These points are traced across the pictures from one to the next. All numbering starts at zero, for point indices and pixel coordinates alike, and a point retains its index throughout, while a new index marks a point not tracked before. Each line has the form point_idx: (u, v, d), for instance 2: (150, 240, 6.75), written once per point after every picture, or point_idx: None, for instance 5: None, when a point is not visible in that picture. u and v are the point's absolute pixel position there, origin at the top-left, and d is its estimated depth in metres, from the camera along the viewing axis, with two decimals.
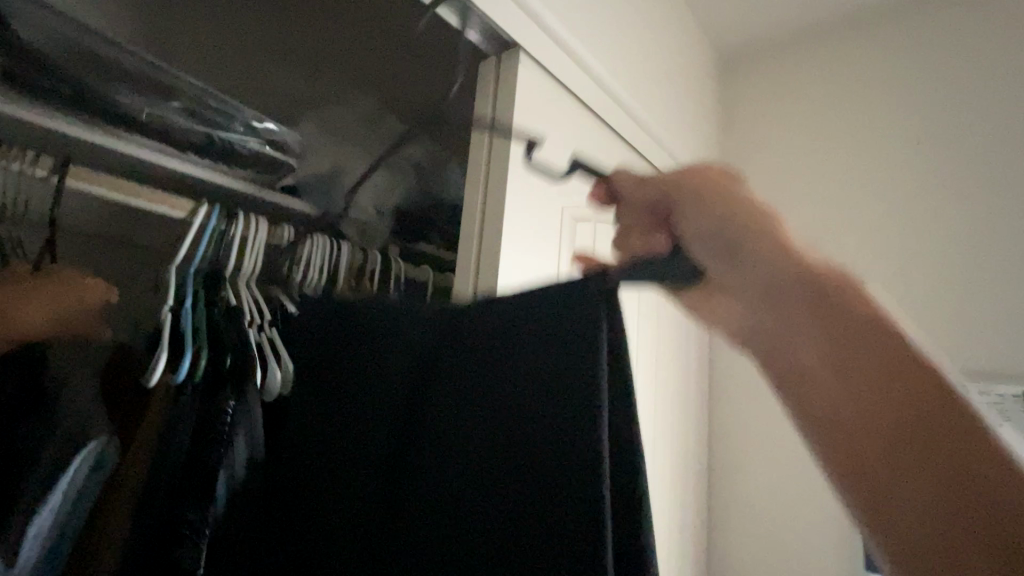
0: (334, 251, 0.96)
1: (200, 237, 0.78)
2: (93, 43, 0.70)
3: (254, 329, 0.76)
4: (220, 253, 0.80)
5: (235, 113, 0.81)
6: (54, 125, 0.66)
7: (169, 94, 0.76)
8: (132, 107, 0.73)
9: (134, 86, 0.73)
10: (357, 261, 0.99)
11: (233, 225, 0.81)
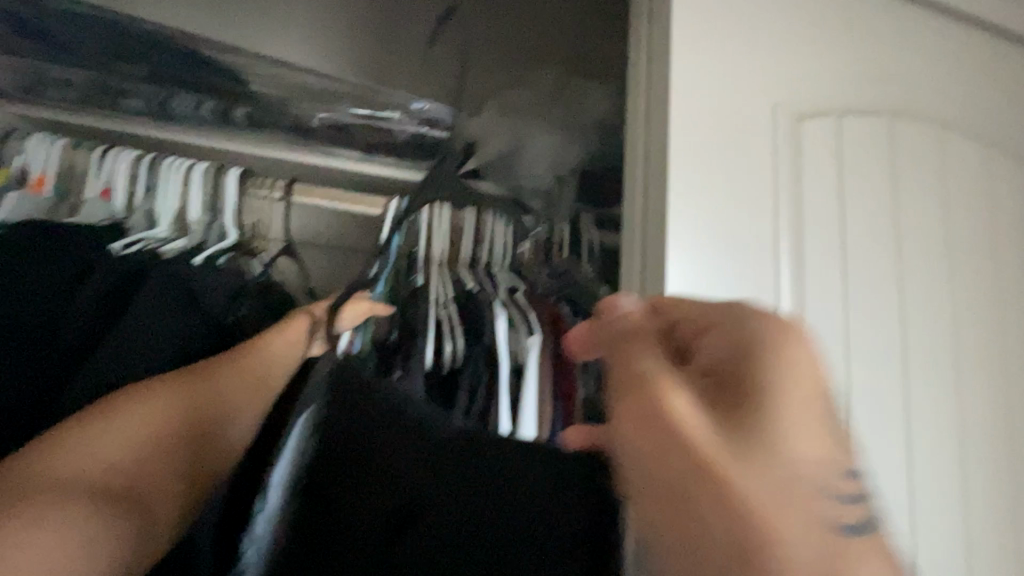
0: (516, 226, 0.93)
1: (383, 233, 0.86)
2: (291, 75, 0.79)
3: (437, 303, 0.76)
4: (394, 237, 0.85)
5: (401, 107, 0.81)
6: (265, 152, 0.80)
7: (329, 89, 0.80)
8: (307, 114, 0.80)
9: (304, 92, 0.79)
10: (541, 236, 0.95)
11: (418, 214, 0.88)
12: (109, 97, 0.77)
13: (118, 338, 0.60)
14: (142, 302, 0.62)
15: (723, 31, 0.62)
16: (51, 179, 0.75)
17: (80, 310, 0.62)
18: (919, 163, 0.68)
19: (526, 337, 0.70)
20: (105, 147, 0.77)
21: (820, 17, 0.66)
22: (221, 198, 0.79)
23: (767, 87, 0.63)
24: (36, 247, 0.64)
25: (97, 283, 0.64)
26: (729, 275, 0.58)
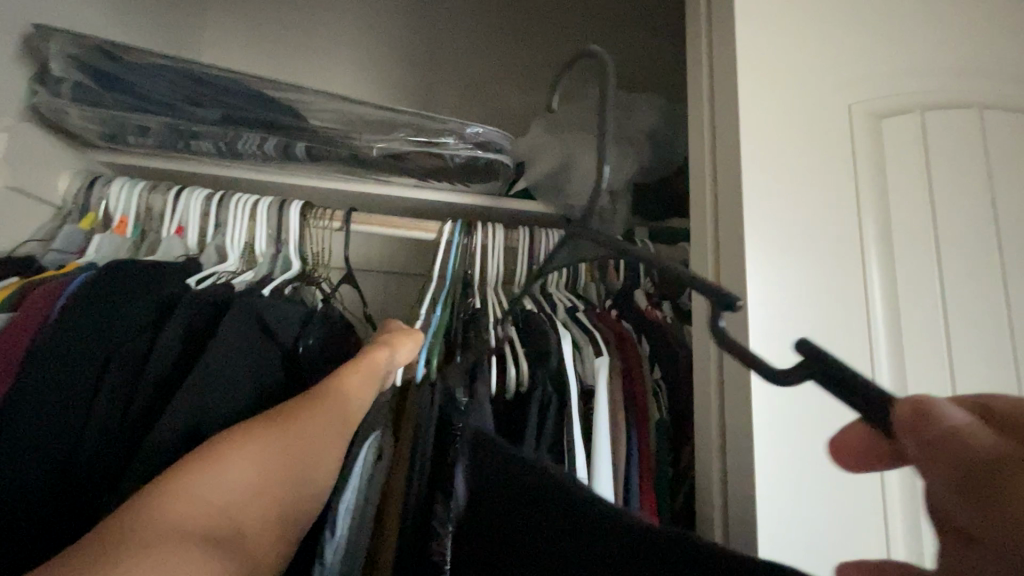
0: None
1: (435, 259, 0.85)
2: (346, 109, 0.79)
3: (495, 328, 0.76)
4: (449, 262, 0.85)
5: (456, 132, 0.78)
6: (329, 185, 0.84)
7: (384, 120, 0.79)
8: (366, 145, 0.79)
9: (362, 125, 0.79)
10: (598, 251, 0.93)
11: (472, 237, 0.89)
12: (180, 142, 0.79)
13: (210, 376, 0.58)
14: (226, 336, 0.61)
15: (790, 33, 0.60)
16: (132, 221, 0.79)
17: (166, 348, 0.60)
18: (1019, 158, 0.63)
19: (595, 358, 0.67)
20: (181, 189, 0.81)
21: (893, 8, 0.63)
22: (286, 229, 0.82)
23: (842, 88, 0.60)
24: (129, 284, 0.65)
25: (183, 317, 0.63)
26: (816, 289, 0.55)
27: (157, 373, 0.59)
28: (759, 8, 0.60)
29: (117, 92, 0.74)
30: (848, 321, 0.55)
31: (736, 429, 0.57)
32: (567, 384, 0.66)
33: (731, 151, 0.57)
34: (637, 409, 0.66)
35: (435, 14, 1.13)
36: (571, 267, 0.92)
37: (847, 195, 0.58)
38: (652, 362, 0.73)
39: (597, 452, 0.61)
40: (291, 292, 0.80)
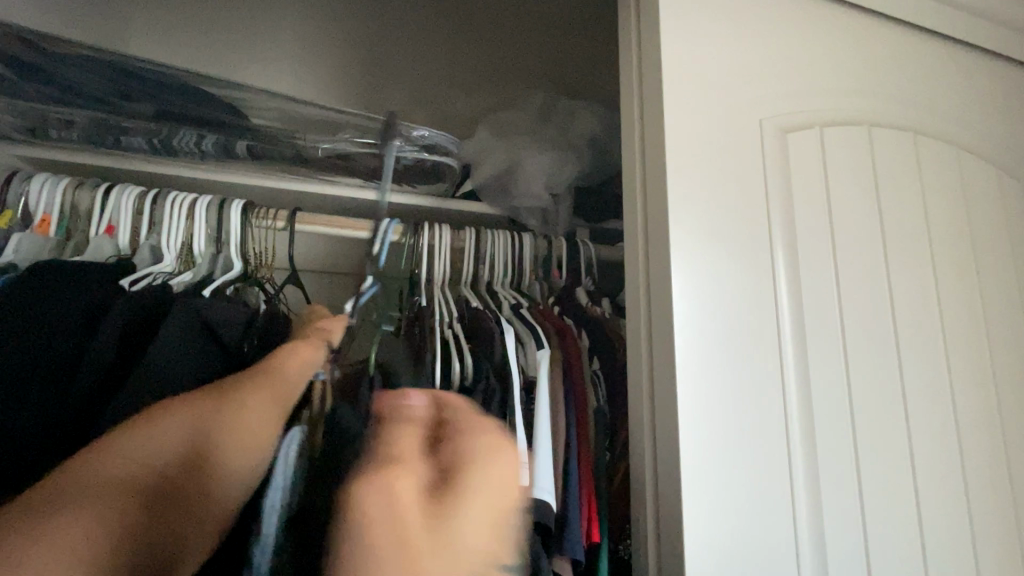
0: (516, 244, 0.96)
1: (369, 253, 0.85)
2: (290, 106, 0.78)
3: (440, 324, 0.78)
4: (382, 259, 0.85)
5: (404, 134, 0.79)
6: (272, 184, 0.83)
7: (333, 121, 0.79)
8: (312, 144, 0.80)
9: (309, 125, 0.79)
10: (541, 251, 0.97)
11: (419, 237, 0.91)
12: (110, 137, 0.76)
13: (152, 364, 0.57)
14: (169, 326, 0.61)
15: (710, 53, 0.66)
16: (55, 219, 0.75)
17: (103, 344, 0.58)
18: (898, 166, 0.72)
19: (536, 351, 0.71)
20: (111, 185, 0.78)
21: (797, 36, 0.71)
22: (226, 226, 0.81)
23: (753, 105, 0.67)
24: (61, 282, 0.63)
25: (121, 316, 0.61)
26: (735, 284, 0.61)
27: (94, 368, 0.56)
28: (683, 30, 0.65)
29: (39, 82, 0.70)
30: (760, 310, 0.61)
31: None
32: (509, 374, 0.68)
33: (657, 162, 0.62)
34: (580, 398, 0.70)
35: (379, 15, 1.14)
36: (519, 264, 0.96)
37: (758, 197, 0.64)
38: (592, 354, 0.77)
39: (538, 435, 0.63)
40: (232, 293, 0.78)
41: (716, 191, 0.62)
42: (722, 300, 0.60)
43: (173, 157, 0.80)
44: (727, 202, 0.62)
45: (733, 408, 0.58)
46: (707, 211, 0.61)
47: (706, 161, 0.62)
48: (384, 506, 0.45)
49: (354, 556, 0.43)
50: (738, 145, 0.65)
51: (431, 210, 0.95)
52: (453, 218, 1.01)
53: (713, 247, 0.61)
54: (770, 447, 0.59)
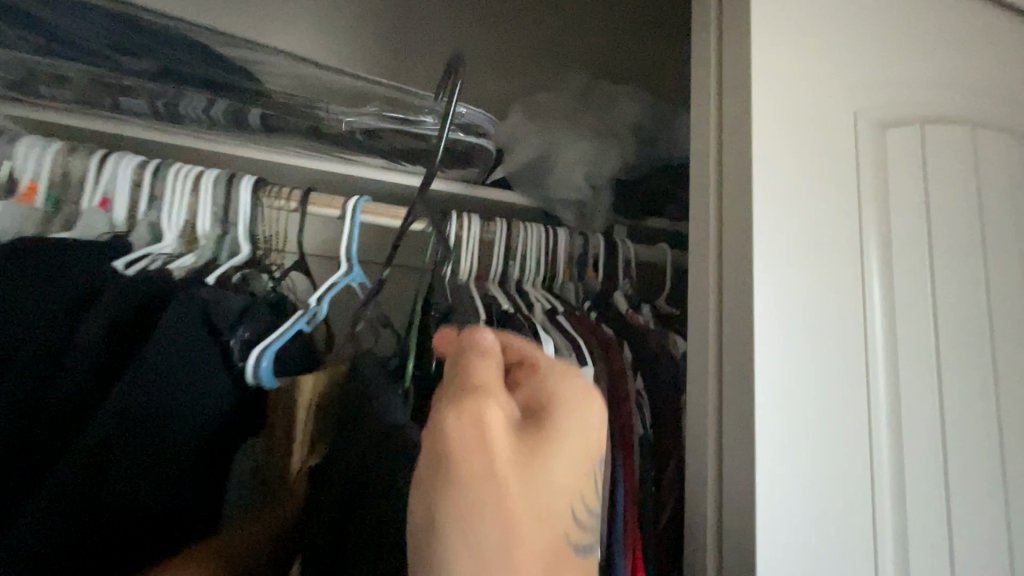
0: (550, 240, 0.87)
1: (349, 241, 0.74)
2: (306, 69, 0.68)
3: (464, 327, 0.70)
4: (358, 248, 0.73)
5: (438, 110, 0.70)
6: (285, 159, 0.75)
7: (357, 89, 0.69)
8: (334, 117, 0.70)
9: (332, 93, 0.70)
10: (576, 247, 0.88)
11: (446, 227, 0.82)
12: (107, 98, 0.67)
13: (130, 395, 0.46)
14: (161, 341, 0.49)
15: (801, 32, 0.56)
16: (44, 187, 0.66)
17: (90, 339, 0.50)
18: (1004, 172, 0.63)
19: (578, 365, 0.62)
20: (107, 152, 0.69)
21: (901, 18, 0.61)
22: (236, 206, 0.72)
23: (847, 93, 0.57)
24: (45, 266, 0.54)
25: (107, 309, 0.52)
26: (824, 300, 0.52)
27: (83, 368, 0.49)
28: (774, 5, 0.55)
29: (18, 24, 0.60)
30: (850, 332, 0.53)
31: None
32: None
33: (741, 156, 0.53)
34: (623, 419, 0.61)
35: None
36: (552, 261, 0.88)
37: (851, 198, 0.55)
38: (636, 368, 0.68)
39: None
40: (239, 280, 0.71)
41: (808, 190, 0.53)
42: (809, 317, 0.51)
43: (178, 124, 0.72)
44: (818, 205, 0.54)
45: (818, 447, 0.50)
46: (794, 212, 0.52)
47: (794, 154, 0.53)
48: (476, 440, 0.32)
49: (472, 544, 0.29)
50: (831, 138, 0.56)
51: (458, 197, 0.86)
52: (481, 207, 0.93)
53: (802, 258, 0.52)
54: (858, 494, 0.50)
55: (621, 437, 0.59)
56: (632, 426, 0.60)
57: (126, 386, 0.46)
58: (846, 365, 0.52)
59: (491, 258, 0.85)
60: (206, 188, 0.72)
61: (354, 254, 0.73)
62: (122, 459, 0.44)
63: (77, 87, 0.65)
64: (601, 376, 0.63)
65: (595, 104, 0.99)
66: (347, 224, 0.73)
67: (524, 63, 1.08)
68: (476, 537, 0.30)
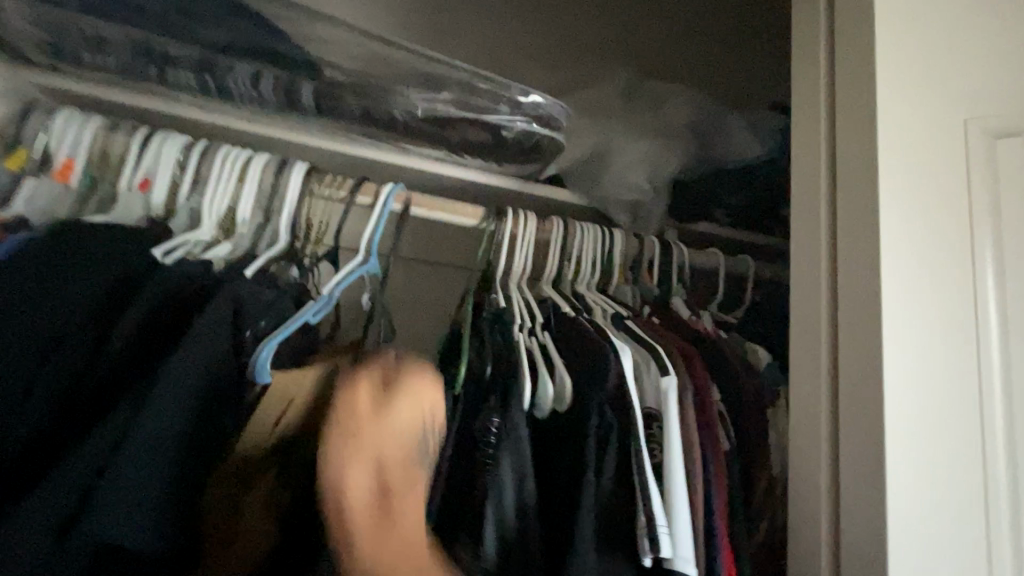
0: (606, 242, 0.83)
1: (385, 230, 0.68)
2: (377, 48, 0.63)
3: (522, 332, 0.63)
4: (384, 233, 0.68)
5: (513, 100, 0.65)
6: (335, 146, 0.69)
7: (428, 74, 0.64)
8: (409, 103, 0.64)
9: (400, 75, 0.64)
10: (631, 250, 0.84)
11: (503, 223, 0.77)
12: (152, 66, 0.60)
13: (163, 399, 0.42)
14: (194, 341, 0.45)
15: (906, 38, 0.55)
16: (81, 166, 0.60)
17: (129, 329, 0.47)
18: None
19: (661, 376, 0.58)
20: (150, 130, 0.63)
21: (1010, 21, 0.58)
22: (281, 192, 0.66)
23: (953, 105, 0.55)
24: (72, 246, 0.50)
25: (150, 297, 0.49)
26: (919, 317, 0.52)
27: (117, 360, 0.46)
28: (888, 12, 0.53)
29: None
30: (950, 353, 0.53)
31: (853, 471, 0.51)
32: (632, 407, 0.55)
33: None
34: (709, 437, 0.57)
35: None
36: (607, 264, 0.84)
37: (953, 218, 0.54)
38: (714, 381, 0.63)
39: (672, 493, 0.52)
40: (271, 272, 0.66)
41: (908, 212, 0.54)
42: (911, 337, 0.51)
43: (224, 103, 0.65)
44: (917, 226, 0.54)
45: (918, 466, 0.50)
46: (896, 233, 0.53)
47: (894, 175, 0.54)
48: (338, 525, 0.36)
49: None
50: (931, 158, 0.56)
51: (513, 194, 0.82)
52: (531, 205, 0.89)
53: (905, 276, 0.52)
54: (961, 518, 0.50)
55: (706, 456, 0.56)
56: (716, 443, 0.57)
57: (158, 388, 0.43)
58: (945, 385, 0.52)
59: (546, 259, 0.81)
60: (250, 173, 0.66)
61: (384, 242, 0.67)
62: (149, 458, 0.40)
63: (121, 56, 0.59)
64: (687, 389, 0.58)
65: (648, 103, 0.96)
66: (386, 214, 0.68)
67: (572, 58, 1.05)
68: (390, 424, 0.37)
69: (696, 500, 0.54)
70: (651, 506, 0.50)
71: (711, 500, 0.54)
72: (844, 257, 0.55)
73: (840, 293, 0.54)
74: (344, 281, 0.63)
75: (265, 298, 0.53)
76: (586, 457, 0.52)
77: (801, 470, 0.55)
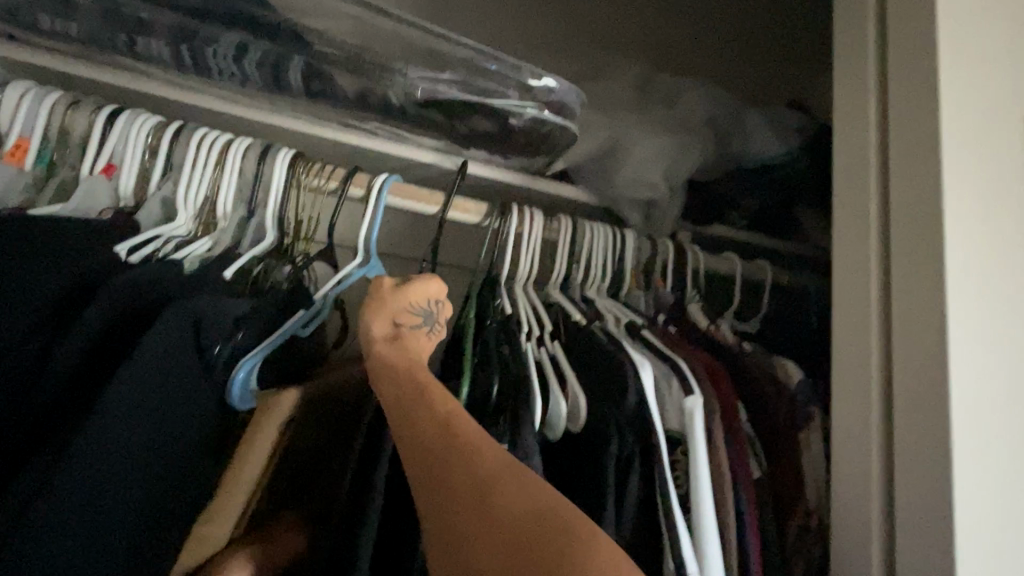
0: (618, 244, 0.77)
1: (377, 225, 0.62)
2: (368, 16, 0.55)
3: (531, 343, 0.58)
4: (377, 230, 0.62)
5: (529, 85, 0.58)
6: (327, 132, 0.63)
7: (434, 51, 0.57)
8: (407, 83, 0.58)
9: (403, 51, 0.57)
10: (644, 253, 0.78)
11: (507, 221, 0.70)
12: (119, 34, 0.53)
13: (93, 445, 0.36)
14: (137, 368, 0.38)
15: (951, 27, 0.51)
16: (37, 147, 0.53)
17: (65, 357, 0.39)
18: None
19: (684, 396, 0.52)
20: (117, 108, 0.57)
21: None
22: (266, 183, 0.60)
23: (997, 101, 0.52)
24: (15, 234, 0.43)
25: (94, 315, 0.41)
26: (978, 329, 0.48)
27: (50, 396, 0.39)
28: None
29: None
30: (1005, 371, 0.49)
31: (910, 499, 0.46)
32: (655, 432, 0.49)
33: None
34: (739, 464, 0.52)
35: None
36: (620, 265, 0.77)
37: (1002, 224, 0.51)
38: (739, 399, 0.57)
39: (702, 529, 0.46)
40: (258, 273, 0.60)
41: (966, 213, 0.49)
42: (971, 354, 0.46)
43: (203, 78, 0.58)
44: (973, 229, 0.49)
45: (983, 499, 0.45)
46: (954, 237, 0.48)
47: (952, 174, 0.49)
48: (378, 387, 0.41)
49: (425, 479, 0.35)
50: (982, 155, 0.51)
51: (518, 191, 0.76)
52: (537, 202, 0.82)
53: (964, 287, 0.47)
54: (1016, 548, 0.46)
55: (739, 485, 0.50)
56: (746, 471, 0.51)
57: (88, 432, 0.36)
58: (1001, 405, 0.48)
59: (559, 260, 0.75)
60: (232, 162, 0.59)
61: (374, 240, 0.61)
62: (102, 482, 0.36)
63: (81, 20, 0.51)
64: (712, 409, 0.52)
65: (660, 97, 0.91)
66: (381, 207, 0.62)
67: (577, 49, 0.99)
68: (403, 299, 0.45)
69: (730, 534, 0.48)
70: (680, 544, 0.45)
71: (745, 536, 0.49)
72: (900, 265, 0.50)
73: (895, 303, 0.50)
74: (342, 283, 0.57)
75: (238, 310, 0.45)
76: (606, 487, 0.46)
77: (851, 496, 0.50)
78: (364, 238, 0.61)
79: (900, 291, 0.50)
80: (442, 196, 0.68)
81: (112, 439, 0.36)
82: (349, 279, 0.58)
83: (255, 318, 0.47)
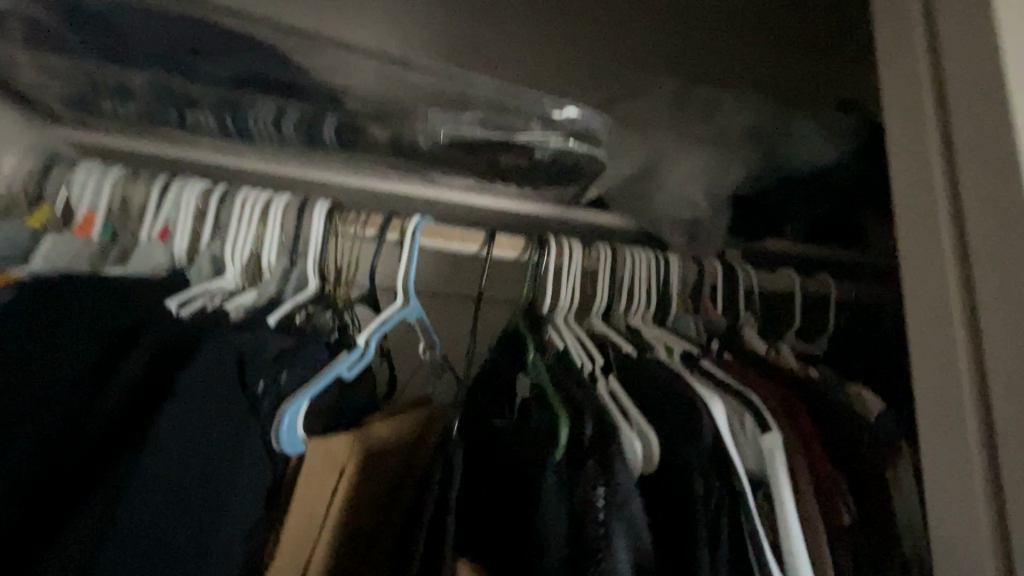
0: (661, 268, 0.73)
1: (410, 267, 0.63)
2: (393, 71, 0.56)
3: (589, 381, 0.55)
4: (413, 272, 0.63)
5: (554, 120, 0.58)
6: (362, 181, 0.65)
7: (457, 96, 0.57)
8: (431, 129, 0.59)
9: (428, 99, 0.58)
10: (691, 275, 0.74)
11: (546, 253, 0.68)
12: (171, 110, 0.57)
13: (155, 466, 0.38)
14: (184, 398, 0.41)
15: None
16: (101, 218, 0.58)
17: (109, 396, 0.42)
18: None
19: (760, 434, 0.48)
20: (172, 178, 0.61)
21: None
22: (306, 235, 0.62)
23: None
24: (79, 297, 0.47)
25: (139, 359, 0.44)
26: None
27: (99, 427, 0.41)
28: None
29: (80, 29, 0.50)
30: None
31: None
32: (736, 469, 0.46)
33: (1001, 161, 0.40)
34: (827, 509, 0.47)
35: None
36: (666, 289, 0.74)
37: None
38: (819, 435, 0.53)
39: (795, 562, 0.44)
40: (303, 321, 0.61)
41: None
42: None
43: (246, 142, 0.62)
44: None
45: None
46: None
47: None
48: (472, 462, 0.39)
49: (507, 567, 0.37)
50: None
51: (556, 222, 0.75)
52: (575, 232, 0.81)
53: None
54: None
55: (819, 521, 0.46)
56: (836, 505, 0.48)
57: (133, 477, 0.38)
58: None
59: (607, 292, 0.72)
60: (276, 218, 0.62)
61: (409, 279, 0.62)
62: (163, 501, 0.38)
63: (138, 104, 0.56)
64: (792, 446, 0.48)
65: (700, 113, 0.88)
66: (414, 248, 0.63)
67: (609, 77, 0.98)
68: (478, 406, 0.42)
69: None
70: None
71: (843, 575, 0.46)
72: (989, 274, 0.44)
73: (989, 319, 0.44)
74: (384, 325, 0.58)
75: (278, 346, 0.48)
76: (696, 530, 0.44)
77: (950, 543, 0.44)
78: (403, 280, 0.61)
79: (983, 289, 0.42)
80: (477, 235, 0.68)
81: (168, 467, 0.39)
82: (388, 320, 0.59)
83: (297, 358, 0.49)
